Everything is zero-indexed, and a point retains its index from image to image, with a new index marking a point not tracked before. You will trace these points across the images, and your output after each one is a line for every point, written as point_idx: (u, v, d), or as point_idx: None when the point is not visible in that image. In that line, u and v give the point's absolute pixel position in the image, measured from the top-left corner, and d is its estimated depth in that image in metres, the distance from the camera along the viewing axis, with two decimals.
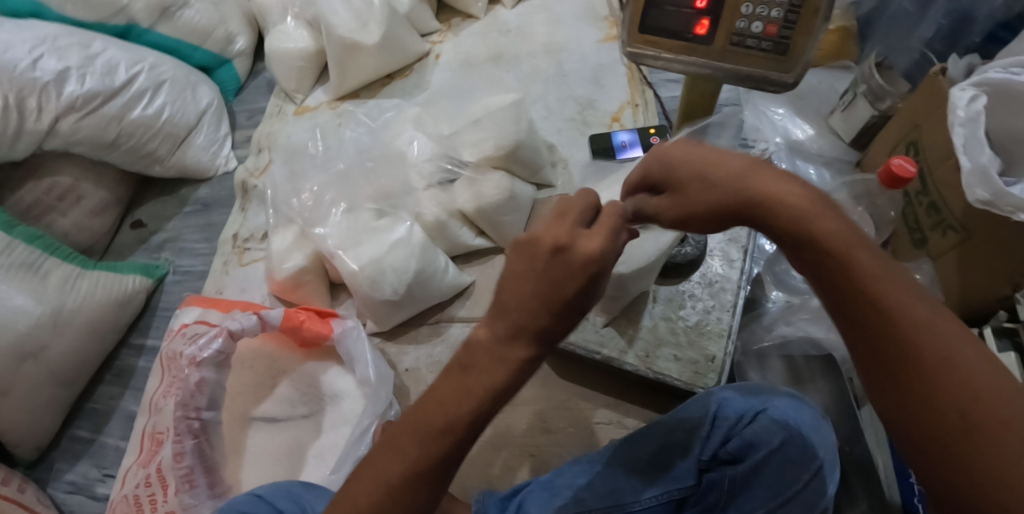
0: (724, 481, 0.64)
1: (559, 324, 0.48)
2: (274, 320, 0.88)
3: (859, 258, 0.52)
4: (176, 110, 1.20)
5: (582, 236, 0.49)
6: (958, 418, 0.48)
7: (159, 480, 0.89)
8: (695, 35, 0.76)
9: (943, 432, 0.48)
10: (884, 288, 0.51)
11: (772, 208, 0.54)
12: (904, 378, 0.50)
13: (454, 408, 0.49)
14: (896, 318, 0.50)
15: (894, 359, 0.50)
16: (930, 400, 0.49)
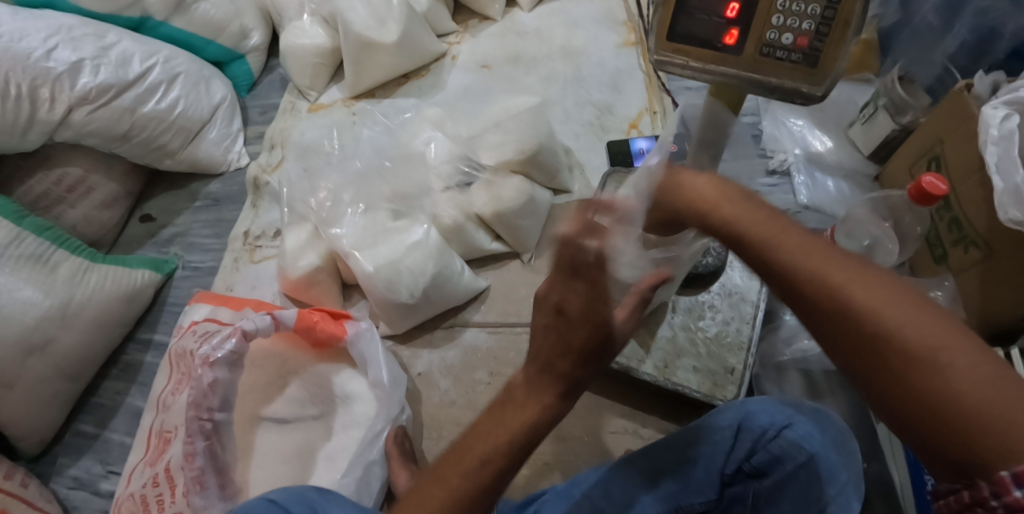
0: (750, 495, 0.65)
1: (581, 367, 0.52)
2: (288, 320, 0.87)
3: (778, 239, 0.51)
4: (190, 104, 1.19)
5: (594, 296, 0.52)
6: (908, 383, 0.45)
7: (166, 481, 0.87)
8: (724, 44, 0.72)
9: (899, 398, 0.46)
10: (806, 268, 0.49)
11: (684, 200, 0.56)
12: (831, 339, 0.49)
13: (490, 447, 0.52)
14: (822, 294, 0.49)
15: (815, 324, 0.49)
16: (877, 372, 0.47)
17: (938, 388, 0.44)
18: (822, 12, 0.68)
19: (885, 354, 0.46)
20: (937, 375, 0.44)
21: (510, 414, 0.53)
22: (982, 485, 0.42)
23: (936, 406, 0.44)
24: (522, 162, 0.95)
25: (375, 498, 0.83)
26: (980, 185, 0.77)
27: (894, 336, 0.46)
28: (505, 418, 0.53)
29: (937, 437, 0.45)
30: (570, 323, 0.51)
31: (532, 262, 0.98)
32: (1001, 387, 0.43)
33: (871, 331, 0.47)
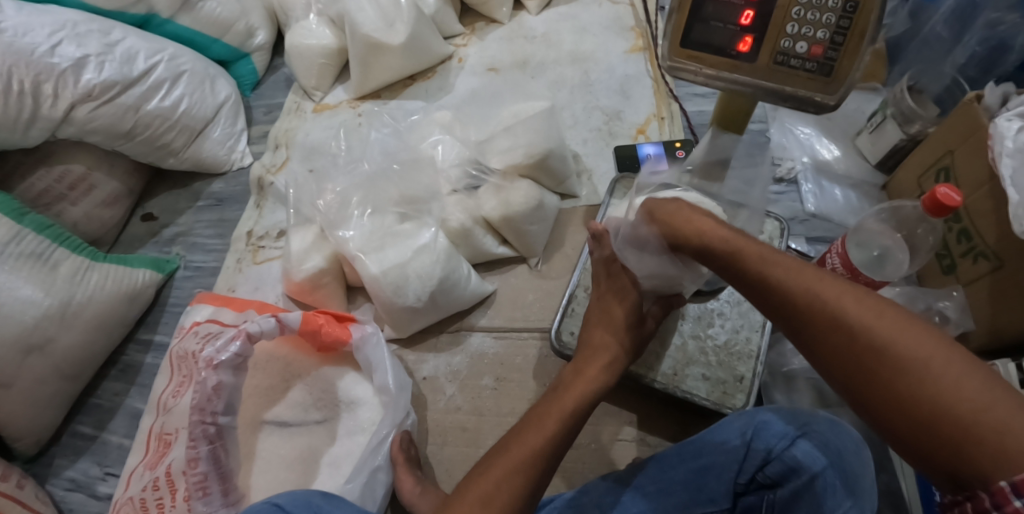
0: (765, 504, 0.64)
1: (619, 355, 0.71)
2: (293, 323, 0.85)
3: (787, 272, 0.57)
4: (194, 103, 1.18)
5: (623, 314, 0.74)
6: (912, 402, 0.51)
7: (167, 484, 0.86)
8: (739, 52, 0.76)
9: (902, 417, 0.52)
10: (814, 299, 0.55)
11: (710, 240, 0.61)
12: (850, 368, 0.54)
13: (563, 407, 0.66)
14: (831, 324, 0.54)
15: (835, 353, 0.54)
16: (880, 392, 0.53)
17: (938, 405, 0.50)
18: (837, 21, 0.72)
19: (890, 376, 0.52)
20: (936, 393, 0.50)
21: (578, 381, 0.68)
22: (982, 494, 0.48)
23: (936, 421, 0.50)
24: (531, 166, 0.94)
25: (379, 503, 0.83)
26: (991, 196, 0.77)
27: (897, 358, 0.52)
28: (572, 382, 0.69)
29: (939, 452, 0.50)
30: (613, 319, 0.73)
31: (539, 268, 0.97)
32: (993, 400, 0.49)
33: (875, 355, 0.53)
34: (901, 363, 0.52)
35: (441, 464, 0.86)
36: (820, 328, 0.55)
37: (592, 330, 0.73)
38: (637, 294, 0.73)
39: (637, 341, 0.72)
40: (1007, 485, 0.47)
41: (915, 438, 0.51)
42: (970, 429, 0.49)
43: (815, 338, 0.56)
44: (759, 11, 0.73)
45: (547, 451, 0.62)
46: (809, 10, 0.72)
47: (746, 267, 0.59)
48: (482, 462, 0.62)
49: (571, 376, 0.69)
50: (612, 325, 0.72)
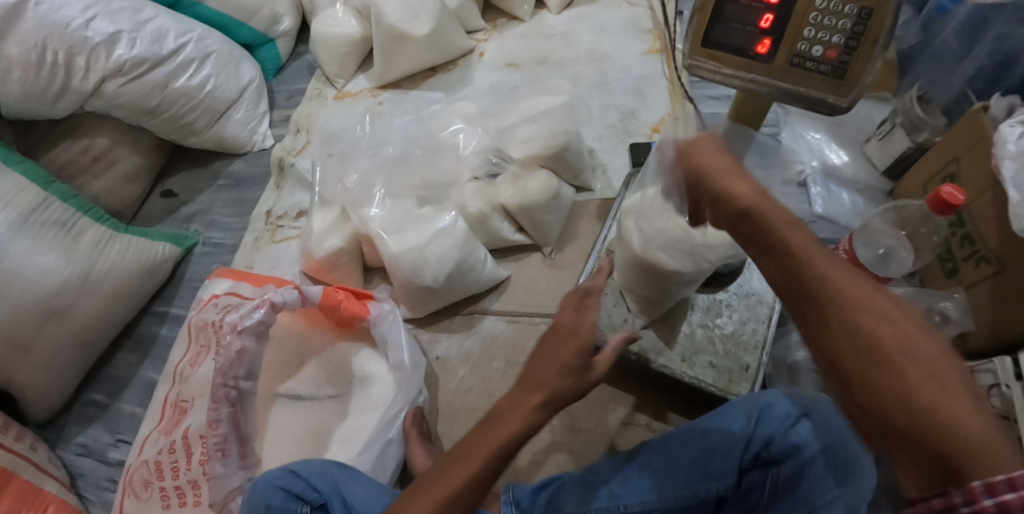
0: (770, 481, 0.66)
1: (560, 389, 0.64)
2: (313, 296, 0.89)
3: (788, 235, 0.50)
4: (220, 83, 1.21)
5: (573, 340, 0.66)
6: (889, 390, 0.44)
7: (182, 448, 0.89)
8: (756, 54, 0.78)
9: (873, 404, 0.45)
10: (808, 266, 0.49)
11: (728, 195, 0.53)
12: (831, 340, 0.47)
13: (494, 444, 0.62)
14: (828, 293, 0.47)
15: (822, 323, 0.47)
16: (854, 375, 0.46)
17: (914, 396, 0.44)
18: (852, 28, 0.74)
19: (870, 359, 0.45)
20: (917, 384, 0.44)
21: (511, 416, 0.63)
22: (952, 490, 0.41)
23: (910, 413, 0.44)
24: (549, 158, 0.97)
25: (390, 476, 0.85)
26: (995, 202, 0.81)
27: (881, 340, 0.45)
28: (505, 424, 0.62)
29: (906, 446, 0.44)
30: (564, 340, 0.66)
31: (553, 257, 1.00)
32: (978, 405, 0.43)
33: (860, 333, 0.46)
34: (885, 347, 0.45)
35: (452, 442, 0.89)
36: (820, 296, 0.47)
37: (534, 363, 0.65)
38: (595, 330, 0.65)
39: (577, 388, 0.64)
40: (980, 484, 0.40)
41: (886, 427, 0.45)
42: (948, 426, 0.42)
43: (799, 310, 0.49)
44: (778, 15, 0.76)
45: (466, 493, 0.60)
46: (826, 15, 0.75)
47: (747, 225, 0.52)
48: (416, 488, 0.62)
49: (506, 407, 0.64)
50: (555, 373, 0.64)
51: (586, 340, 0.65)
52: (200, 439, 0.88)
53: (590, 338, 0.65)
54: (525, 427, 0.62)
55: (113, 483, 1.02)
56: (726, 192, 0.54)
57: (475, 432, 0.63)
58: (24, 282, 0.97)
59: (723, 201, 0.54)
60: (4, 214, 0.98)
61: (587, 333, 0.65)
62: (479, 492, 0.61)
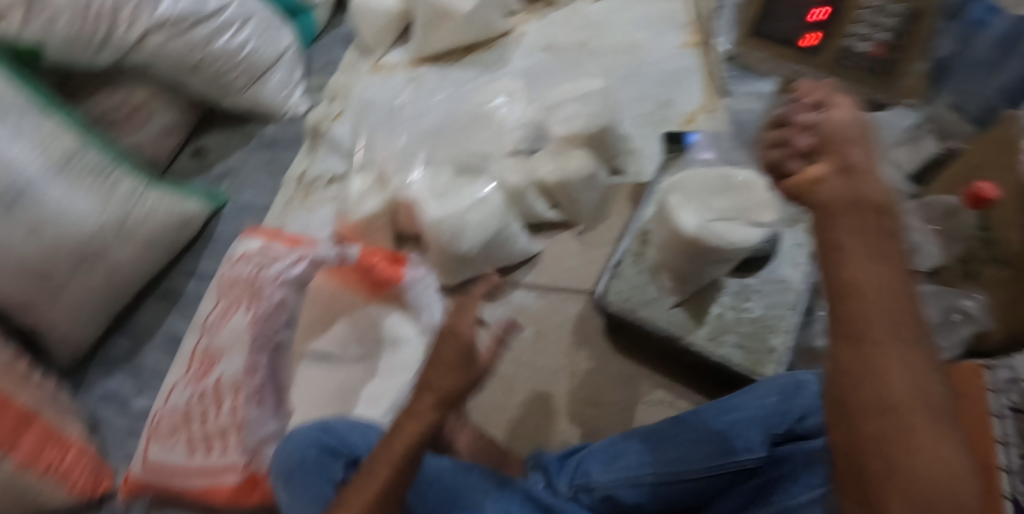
0: (799, 451, 0.68)
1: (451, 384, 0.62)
2: (352, 257, 0.96)
3: (888, 260, 0.47)
4: (259, 47, 1.21)
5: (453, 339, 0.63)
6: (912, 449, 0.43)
7: (213, 397, 0.89)
8: (802, 47, 0.80)
9: (891, 457, 0.43)
10: (887, 299, 0.46)
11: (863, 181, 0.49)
12: (891, 365, 0.45)
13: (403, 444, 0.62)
14: (909, 325, 0.46)
15: (892, 343, 0.45)
16: (884, 421, 0.44)
17: (934, 463, 0.42)
18: (900, 26, 0.76)
19: (907, 413, 0.44)
20: (942, 454, 0.43)
21: (409, 425, 0.62)
22: None
23: (930, 476, 0.42)
24: (589, 137, 0.97)
25: None
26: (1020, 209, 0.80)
27: (921, 399, 0.44)
28: (402, 438, 0.62)
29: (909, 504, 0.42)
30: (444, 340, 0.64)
31: (584, 235, 1.02)
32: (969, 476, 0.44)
33: (905, 386, 0.44)
34: (924, 407, 0.44)
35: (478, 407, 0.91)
36: (903, 328, 0.45)
37: (425, 370, 0.63)
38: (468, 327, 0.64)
39: (469, 382, 0.63)
40: None
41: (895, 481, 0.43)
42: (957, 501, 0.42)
43: (850, 339, 0.46)
44: (835, 8, 0.77)
45: (385, 496, 0.61)
46: (877, 13, 0.76)
47: (868, 219, 0.48)
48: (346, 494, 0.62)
49: (402, 419, 0.62)
50: (449, 377, 0.62)
51: (468, 336, 0.64)
52: (231, 389, 0.88)
53: (471, 333, 0.64)
54: (427, 432, 0.62)
55: (134, 432, 1.03)
56: (867, 179, 0.50)
57: (376, 455, 0.62)
58: (59, 225, 0.97)
59: (859, 186, 0.49)
60: (43, 157, 0.98)
61: (467, 328, 0.64)
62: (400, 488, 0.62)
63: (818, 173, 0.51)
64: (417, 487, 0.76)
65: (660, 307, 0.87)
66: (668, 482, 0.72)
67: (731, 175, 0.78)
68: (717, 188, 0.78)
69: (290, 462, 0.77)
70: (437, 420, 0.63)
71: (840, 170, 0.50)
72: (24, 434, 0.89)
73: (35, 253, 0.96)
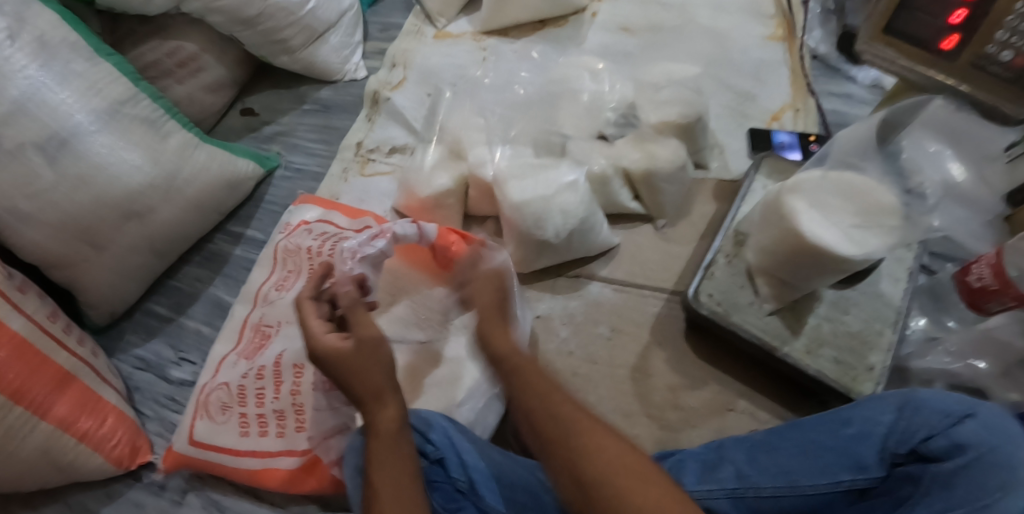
0: (926, 476, 0.63)
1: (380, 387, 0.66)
2: (430, 234, 0.85)
3: (505, 337, 0.71)
4: (321, 4, 1.14)
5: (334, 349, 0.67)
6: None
7: (271, 375, 0.84)
8: (939, 49, 0.76)
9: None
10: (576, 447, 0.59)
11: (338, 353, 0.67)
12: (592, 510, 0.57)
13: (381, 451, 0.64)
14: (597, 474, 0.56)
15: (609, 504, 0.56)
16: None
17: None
18: None
19: (608, 498, 0.55)
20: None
21: (377, 440, 0.64)
22: None
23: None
24: (680, 127, 0.92)
25: (488, 431, 0.83)
26: None
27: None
28: (376, 448, 0.64)
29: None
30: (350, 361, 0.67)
31: (665, 230, 0.97)
32: None
33: (607, 481, 0.56)
34: (611, 477, 0.56)
35: None
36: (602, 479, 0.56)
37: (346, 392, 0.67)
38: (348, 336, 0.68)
39: (383, 361, 0.68)
40: None
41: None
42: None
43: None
44: (972, 11, 0.71)
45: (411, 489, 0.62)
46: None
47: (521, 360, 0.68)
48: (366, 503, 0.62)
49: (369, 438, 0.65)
50: (373, 378, 0.66)
51: (343, 344, 0.67)
52: (292, 368, 0.83)
53: (353, 338, 0.68)
54: (398, 421, 0.65)
55: (173, 402, 0.97)
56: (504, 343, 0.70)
57: (369, 484, 0.63)
58: (107, 177, 0.91)
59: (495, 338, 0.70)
60: (93, 103, 0.91)
61: (319, 345, 0.68)
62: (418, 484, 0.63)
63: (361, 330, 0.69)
64: (503, 488, 0.72)
65: (755, 313, 0.82)
66: (771, 498, 0.69)
67: (859, 184, 0.73)
68: (840, 193, 0.73)
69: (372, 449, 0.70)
70: (399, 408, 0.66)
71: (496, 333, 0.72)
72: (58, 399, 0.83)
73: (80, 204, 0.89)
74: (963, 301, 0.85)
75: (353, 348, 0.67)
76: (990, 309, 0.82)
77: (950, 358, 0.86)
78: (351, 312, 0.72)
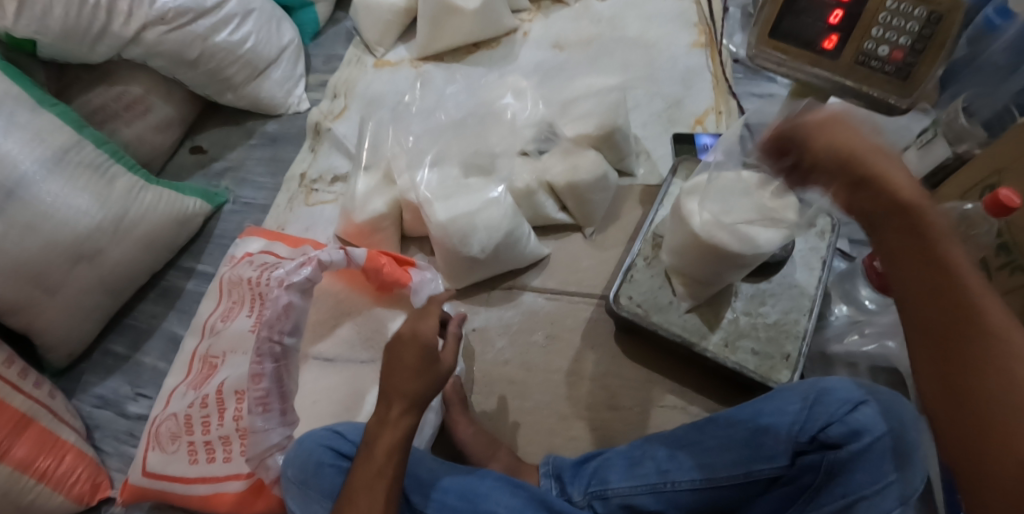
0: (824, 464, 0.65)
1: (426, 391, 0.69)
2: (359, 258, 0.88)
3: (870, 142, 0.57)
4: (260, 41, 1.18)
5: (430, 341, 0.70)
6: (991, 416, 0.50)
7: (215, 403, 0.87)
8: (822, 49, 0.76)
9: (980, 428, 0.50)
10: (996, 332, 0.51)
11: (423, 344, 0.70)
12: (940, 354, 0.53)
13: (384, 442, 0.66)
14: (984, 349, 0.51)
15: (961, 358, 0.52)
16: (970, 387, 0.51)
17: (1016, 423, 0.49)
18: (920, 30, 0.72)
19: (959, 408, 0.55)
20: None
21: (384, 436, 0.67)
22: None
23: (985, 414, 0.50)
24: (599, 138, 0.97)
25: (426, 441, 0.84)
26: None
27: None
28: (386, 442, 0.66)
29: (1004, 491, 0.49)
30: (426, 364, 0.69)
31: (594, 237, 1.01)
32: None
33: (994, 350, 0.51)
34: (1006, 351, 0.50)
35: (484, 413, 0.89)
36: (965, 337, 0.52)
37: (387, 380, 0.69)
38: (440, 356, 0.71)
39: (434, 381, 0.69)
40: None
41: (989, 454, 0.50)
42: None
43: (969, 380, 0.51)
44: (849, 12, 0.74)
45: (383, 487, 0.65)
46: (895, 16, 0.72)
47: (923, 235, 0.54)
48: (340, 504, 0.66)
49: (376, 430, 0.67)
50: (428, 388, 0.69)
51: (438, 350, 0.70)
52: (233, 395, 0.86)
53: (444, 362, 0.72)
54: (403, 439, 0.67)
55: (131, 436, 1.00)
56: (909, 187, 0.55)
57: (367, 470, 0.66)
58: (55, 223, 0.94)
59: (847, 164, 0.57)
60: (38, 152, 0.95)
61: (429, 333, 0.70)
62: (391, 486, 0.66)
63: (453, 334, 0.75)
64: (435, 492, 0.73)
65: (675, 312, 0.86)
66: (689, 491, 0.71)
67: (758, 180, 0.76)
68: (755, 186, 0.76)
69: (303, 469, 0.73)
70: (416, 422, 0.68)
71: (849, 184, 0.57)
72: (17, 441, 0.86)
73: (29, 251, 0.92)
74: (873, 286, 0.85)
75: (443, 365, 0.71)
76: None
77: None
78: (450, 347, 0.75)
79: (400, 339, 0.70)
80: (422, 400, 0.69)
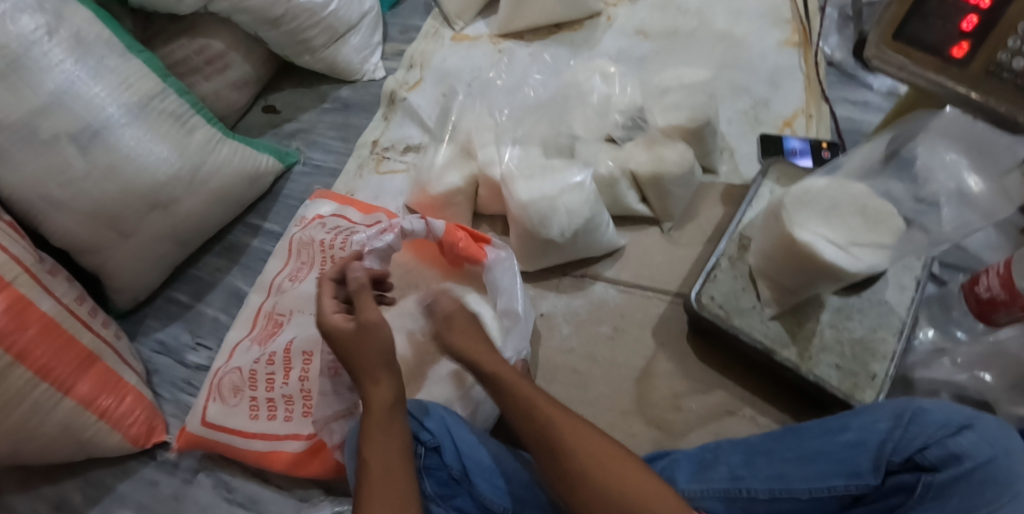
0: (920, 485, 0.62)
1: (368, 359, 0.69)
2: (438, 230, 0.88)
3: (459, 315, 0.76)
4: (342, 5, 1.17)
5: (336, 327, 0.71)
6: (597, 463, 0.63)
7: (282, 361, 0.87)
8: (949, 57, 0.70)
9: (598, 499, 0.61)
10: (527, 405, 0.69)
11: (339, 336, 0.71)
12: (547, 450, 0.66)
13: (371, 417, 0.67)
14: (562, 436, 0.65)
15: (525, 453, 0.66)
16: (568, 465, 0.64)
17: (620, 483, 0.61)
18: None
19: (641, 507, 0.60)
20: (630, 479, 0.61)
21: (373, 413, 0.67)
22: None
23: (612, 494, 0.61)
24: (691, 130, 0.94)
25: (485, 423, 0.84)
26: None
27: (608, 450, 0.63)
28: (372, 421, 0.67)
29: None
30: (356, 344, 0.70)
31: (671, 233, 0.99)
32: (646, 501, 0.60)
33: (584, 448, 0.64)
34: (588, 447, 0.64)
35: None
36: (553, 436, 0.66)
37: (352, 362, 0.70)
38: (358, 320, 0.71)
39: (381, 346, 0.69)
40: None
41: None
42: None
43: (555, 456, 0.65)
44: (984, 19, 0.67)
45: (392, 455, 0.65)
46: None
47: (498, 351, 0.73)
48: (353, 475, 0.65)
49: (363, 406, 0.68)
50: (370, 359, 0.69)
51: (347, 324, 0.71)
52: (301, 355, 0.87)
53: (355, 320, 0.71)
54: (394, 395, 0.68)
55: (188, 385, 1.00)
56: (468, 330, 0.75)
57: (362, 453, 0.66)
58: (134, 169, 0.94)
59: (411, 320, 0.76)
60: (124, 98, 0.94)
61: (330, 319, 0.71)
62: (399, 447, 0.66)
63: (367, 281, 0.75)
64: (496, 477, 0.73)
65: (756, 317, 0.83)
66: (764, 501, 0.68)
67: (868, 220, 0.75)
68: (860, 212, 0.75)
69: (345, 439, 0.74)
70: (392, 388, 0.69)
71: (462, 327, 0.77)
72: (81, 378, 0.86)
73: (107, 194, 0.92)
74: (973, 311, 0.83)
75: (354, 326, 0.71)
76: (999, 320, 0.79)
77: (957, 369, 0.82)
78: (358, 296, 0.73)
79: (332, 331, 0.71)
80: (384, 364, 0.70)
